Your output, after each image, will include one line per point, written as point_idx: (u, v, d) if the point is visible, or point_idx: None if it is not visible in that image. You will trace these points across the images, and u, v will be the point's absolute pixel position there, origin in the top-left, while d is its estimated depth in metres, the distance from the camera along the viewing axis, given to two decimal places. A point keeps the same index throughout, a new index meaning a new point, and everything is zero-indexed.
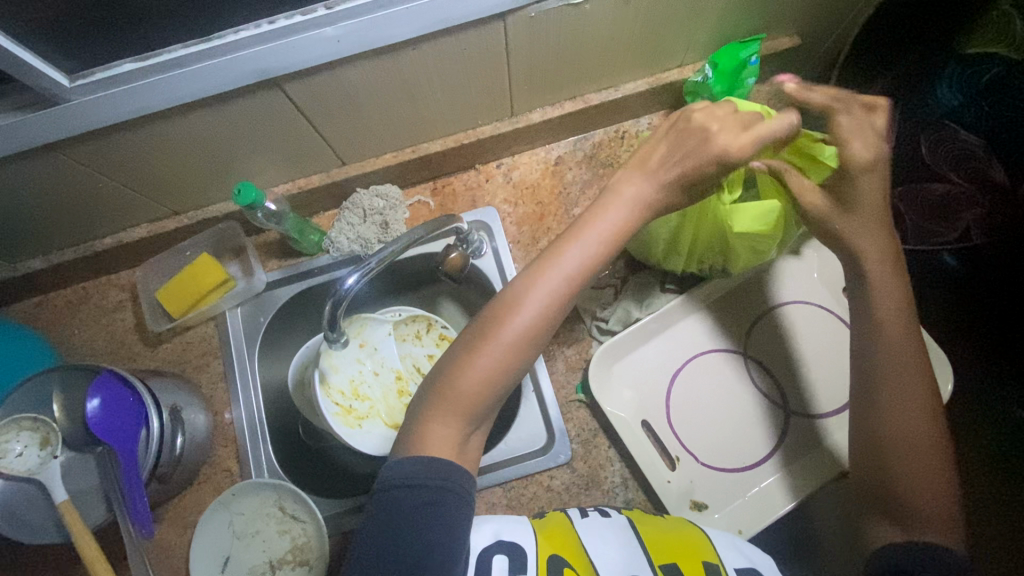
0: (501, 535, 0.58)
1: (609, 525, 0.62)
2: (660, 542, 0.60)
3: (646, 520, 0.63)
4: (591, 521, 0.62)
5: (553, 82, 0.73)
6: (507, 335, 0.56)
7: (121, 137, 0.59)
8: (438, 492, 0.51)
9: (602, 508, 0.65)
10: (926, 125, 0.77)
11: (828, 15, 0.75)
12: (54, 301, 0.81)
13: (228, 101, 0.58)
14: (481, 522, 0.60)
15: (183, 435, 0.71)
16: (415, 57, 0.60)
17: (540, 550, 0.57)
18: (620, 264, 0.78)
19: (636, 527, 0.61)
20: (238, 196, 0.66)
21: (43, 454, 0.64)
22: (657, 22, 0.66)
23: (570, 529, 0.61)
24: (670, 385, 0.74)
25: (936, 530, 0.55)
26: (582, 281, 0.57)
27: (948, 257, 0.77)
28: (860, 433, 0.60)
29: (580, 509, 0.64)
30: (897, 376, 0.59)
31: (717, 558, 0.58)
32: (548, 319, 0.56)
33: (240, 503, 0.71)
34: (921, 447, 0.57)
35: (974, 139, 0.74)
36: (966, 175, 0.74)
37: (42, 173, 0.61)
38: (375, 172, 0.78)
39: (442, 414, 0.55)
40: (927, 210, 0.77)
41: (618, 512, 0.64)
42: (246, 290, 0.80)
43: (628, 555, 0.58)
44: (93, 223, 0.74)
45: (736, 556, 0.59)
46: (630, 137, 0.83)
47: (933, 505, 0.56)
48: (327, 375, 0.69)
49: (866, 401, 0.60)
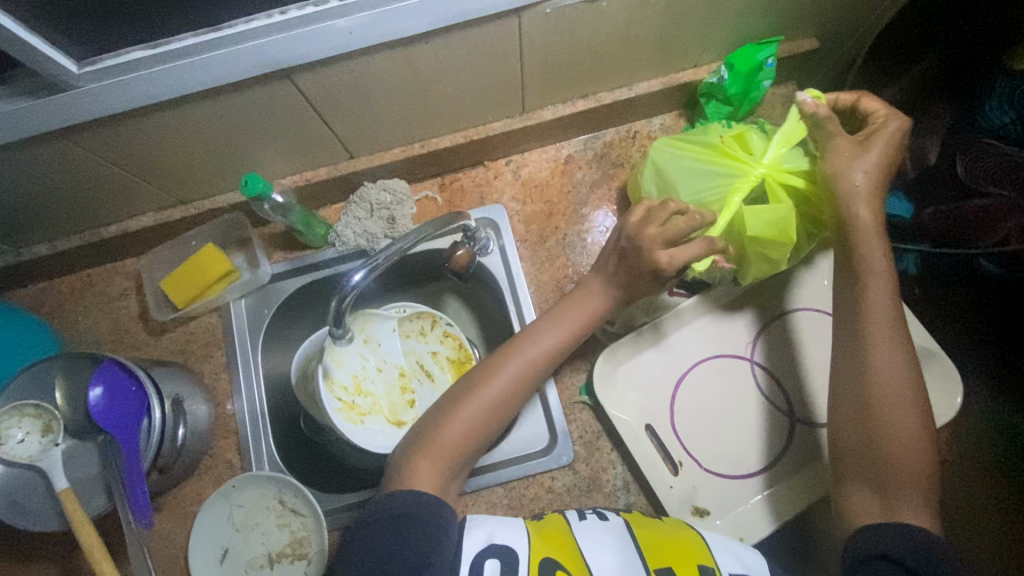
0: (494, 538, 0.57)
1: (607, 527, 0.61)
2: (655, 544, 0.59)
3: (644, 523, 0.63)
4: (588, 523, 0.62)
5: (565, 80, 0.72)
6: (487, 396, 0.61)
7: (130, 125, 0.59)
8: (391, 516, 0.54)
9: (600, 510, 0.64)
10: (961, 142, 0.70)
11: (846, 17, 0.74)
12: (59, 288, 0.81)
13: (239, 91, 0.57)
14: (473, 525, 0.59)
15: (184, 427, 0.71)
16: (427, 51, 0.59)
17: (534, 549, 0.57)
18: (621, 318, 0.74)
19: (633, 531, 0.61)
20: (244, 187, 0.65)
21: (45, 441, 0.64)
22: (673, 21, 0.65)
23: (568, 531, 0.60)
24: (676, 388, 0.74)
25: (911, 499, 0.54)
26: (552, 359, 0.63)
27: (986, 263, 0.70)
28: (848, 395, 0.59)
29: (578, 511, 0.64)
30: (885, 331, 0.58)
31: (712, 563, 0.58)
32: (517, 392, 0.62)
33: (240, 495, 0.72)
34: (901, 405, 0.57)
35: (1017, 151, 0.65)
36: (1011, 184, 0.65)
37: (49, 160, 0.61)
38: (383, 165, 0.77)
39: (430, 455, 0.59)
40: (955, 222, 0.69)
41: (615, 514, 0.64)
42: (251, 281, 0.79)
43: (622, 557, 0.58)
44: (98, 210, 0.73)
45: (731, 561, 0.59)
46: (642, 137, 0.82)
47: (909, 466, 0.55)
48: (331, 370, 0.66)
49: (851, 375, 0.59)
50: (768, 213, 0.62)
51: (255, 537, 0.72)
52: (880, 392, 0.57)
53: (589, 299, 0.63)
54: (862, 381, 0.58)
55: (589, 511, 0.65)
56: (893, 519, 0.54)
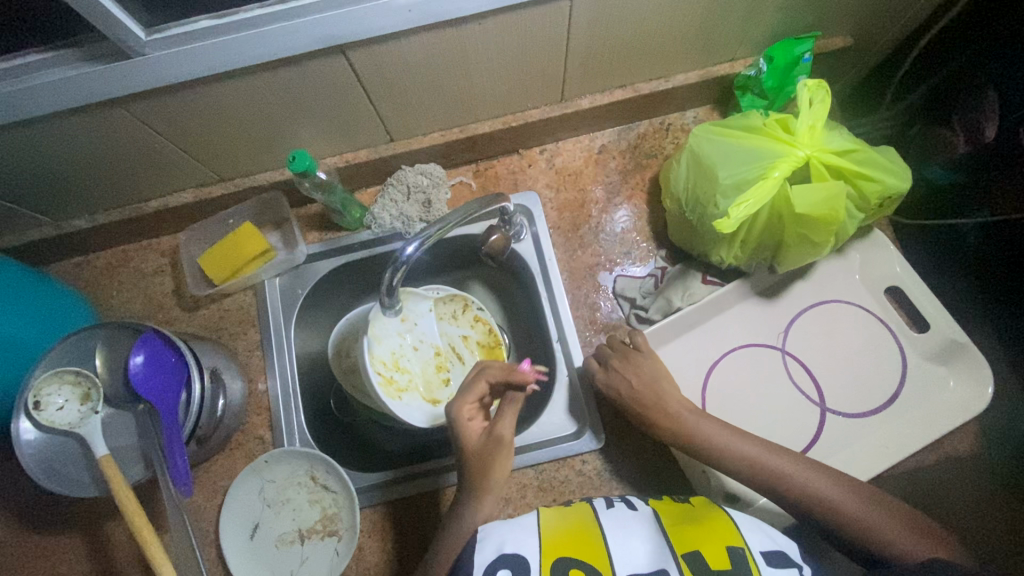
0: (504, 548, 0.58)
1: (636, 516, 0.62)
2: (684, 533, 0.59)
3: (673, 511, 0.63)
4: (616, 512, 0.63)
5: (605, 69, 0.73)
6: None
7: (186, 96, 0.59)
8: None
9: (628, 500, 0.65)
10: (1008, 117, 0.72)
11: (882, 17, 0.75)
12: (95, 263, 0.82)
13: (294, 65, 0.58)
14: (484, 537, 0.60)
15: (222, 399, 0.72)
16: (478, 32, 0.60)
17: (545, 553, 0.57)
18: (659, 303, 0.76)
19: (662, 517, 0.61)
20: (292, 162, 0.66)
21: (84, 409, 0.64)
22: (716, 14, 0.66)
23: (594, 522, 0.61)
24: (707, 376, 0.75)
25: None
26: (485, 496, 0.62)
27: None
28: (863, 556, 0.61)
29: (605, 501, 0.65)
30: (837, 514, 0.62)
31: (741, 542, 0.58)
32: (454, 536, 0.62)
33: (273, 470, 0.72)
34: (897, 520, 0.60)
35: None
36: None
37: (102, 129, 0.62)
38: (422, 150, 0.78)
39: None
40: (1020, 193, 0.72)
41: (644, 504, 0.64)
42: (286, 261, 0.80)
43: (652, 546, 0.59)
44: (141, 185, 0.75)
45: (764, 540, 0.59)
46: (676, 129, 0.83)
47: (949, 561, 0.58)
48: (373, 345, 0.67)
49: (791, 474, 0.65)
50: (819, 191, 0.61)
51: (287, 513, 0.72)
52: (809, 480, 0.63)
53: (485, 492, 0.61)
54: (801, 480, 0.63)
55: (617, 499, 0.65)
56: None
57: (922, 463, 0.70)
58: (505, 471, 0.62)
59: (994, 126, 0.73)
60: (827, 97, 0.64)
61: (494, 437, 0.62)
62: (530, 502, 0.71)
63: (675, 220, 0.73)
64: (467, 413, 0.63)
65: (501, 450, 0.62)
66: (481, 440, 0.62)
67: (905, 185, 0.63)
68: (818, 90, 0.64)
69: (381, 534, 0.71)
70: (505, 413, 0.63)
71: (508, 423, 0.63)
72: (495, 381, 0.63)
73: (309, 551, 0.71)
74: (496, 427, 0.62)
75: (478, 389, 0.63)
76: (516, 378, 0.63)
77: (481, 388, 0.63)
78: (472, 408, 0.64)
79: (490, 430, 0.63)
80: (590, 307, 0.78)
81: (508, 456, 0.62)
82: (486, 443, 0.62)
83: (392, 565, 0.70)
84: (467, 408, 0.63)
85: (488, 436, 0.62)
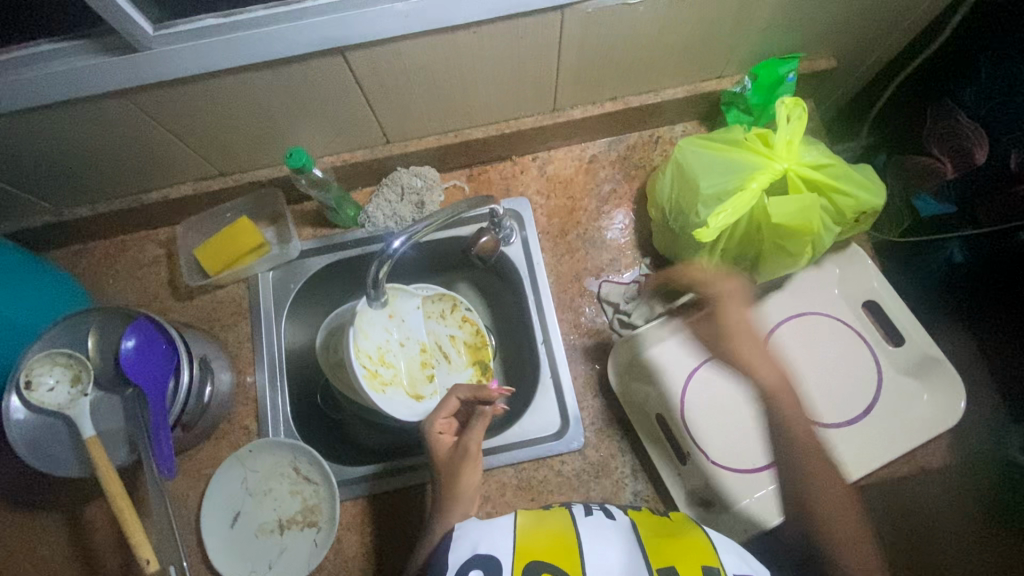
0: (479, 548, 0.57)
1: (613, 525, 0.62)
2: (659, 546, 0.59)
3: (650, 524, 0.63)
4: (594, 520, 0.62)
5: (596, 81, 0.76)
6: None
7: (189, 89, 0.61)
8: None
9: (607, 508, 0.65)
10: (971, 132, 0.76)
11: (862, 40, 0.78)
12: (93, 251, 0.84)
13: (294, 64, 0.61)
14: (461, 534, 0.60)
15: (210, 386, 0.73)
16: (473, 39, 0.63)
17: (518, 556, 0.57)
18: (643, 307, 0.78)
19: (639, 531, 0.61)
20: (289, 159, 0.68)
21: (74, 391, 0.65)
22: (703, 33, 0.69)
23: (570, 528, 0.61)
24: (686, 384, 0.76)
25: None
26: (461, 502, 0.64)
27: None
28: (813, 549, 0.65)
29: (584, 508, 0.64)
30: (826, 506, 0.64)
31: (717, 563, 0.57)
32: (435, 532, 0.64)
33: (257, 460, 0.73)
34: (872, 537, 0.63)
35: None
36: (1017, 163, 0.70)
37: (107, 119, 0.64)
38: (416, 153, 0.81)
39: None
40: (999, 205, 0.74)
41: (622, 514, 0.64)
42: (280, 255, 0.82)
43: (627, 556, 0.58)
44: (143, 176, 0.77)
45: (740, 564, 0.59)
46: (664, 142, 0.85)
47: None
48: (359, 338, 0.69)
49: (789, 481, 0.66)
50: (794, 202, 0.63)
51: (268, 502, 0.73)
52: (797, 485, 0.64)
53: (460, 497, 0.64)
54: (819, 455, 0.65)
55: (596, 508, 0.65)
56: None
57: (897, 474, 0.71)
58: (473, 481, 0.65)
59: (980, 148, 0.74)
60: (804, 114, 0.66)
61: (460, 449, 0.66)
62: (509, 500, 0.72)
63: (659, 229, 0.76)
64: (438, 427, 0.69)
65: (468, 459, 0.65)
66: (451, 452, 0.67)
67: (880, 201, 0.65)
68: (795, 110, 0.67)
69: (360, 527, 0.72)
70: (472, 427, 0.67)
71: (475, 436, 0.66)
72: (464, 399, 0.68)
73: (288, 541, 0.72)
74: (463, 440, 0.66)
75: (449, 405, 0.68)
76: (482, 395, 0.67)
77: (452, 404, 0.68)
78: (445, 424, 0.69)
79: (458, 443, 0.67)
80: (575, 311, 0.79)
81: (476, 466, 0.66)
82: (454, 454, 0.66)
83: (370, 558, 0.70)
84: (439, 423, 0.69)
85: (457, 447, 0.66)
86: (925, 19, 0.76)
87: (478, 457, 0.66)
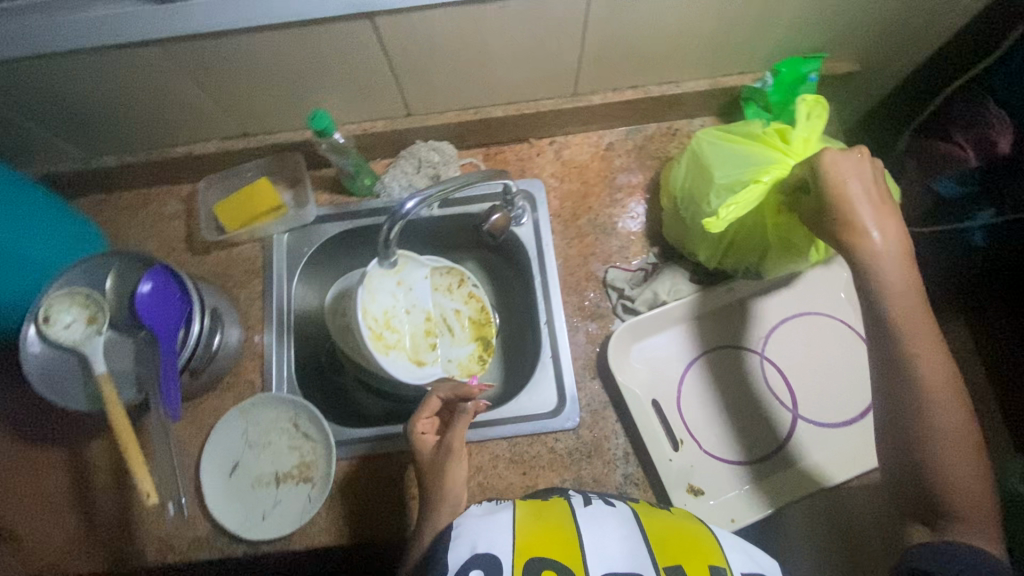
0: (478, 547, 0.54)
1: (613, 513, 0.61)
2: (662, 542, 0.57)
3: (653, 518, 0.62)
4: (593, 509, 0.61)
5: (617, 68, 0.77)
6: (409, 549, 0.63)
7: (221, 44, 0.63)
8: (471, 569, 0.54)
9: (606, 498, 0.64)
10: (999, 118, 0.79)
11: (886, 46, 0.79)
12: (116, 201, 0.86)
13: (324, 27, 0.63)
14: (459, 533, 0.57)
15: (219, 337, 0.75)
16: (499, 14, 0.64)
17: (518, 552, 0.54)
18: (647, 294, 0.78)
19: (641, 523, 0.60)
20: (312, 121, 0.70)
21: (89, 329, 0.67)
22: (727, 26, 0.70)
23: (570, 520, 0.59)
24: (683, 372, 0.77)
25: (967, 524, 0.55)
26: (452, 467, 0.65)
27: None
28: (895, 429, 0.59)
29: (582, 498, 0.63)
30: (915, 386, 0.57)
31: (723, 562, 0.57)
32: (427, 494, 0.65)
33: (258, 414, 0.75)
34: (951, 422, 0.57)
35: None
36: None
37: (141, 69, 0.66)
38: (436, 127, 0.82)
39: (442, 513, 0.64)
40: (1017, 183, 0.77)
41: (622, 504, 0.63)
42: (296, 218, 0.84)
43: (632, 548, 0.56)
44: (171, 130, 0.79)
45: (744, 559, 0.59)
46: (682, 135, 0.86)
47: (966, 481, 0.56)
48: (367, 301, 0.71)
49: (893, 412, 0.59)
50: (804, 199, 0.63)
51: (266, 456, 0.75)
52: (932, 415, 0.57)
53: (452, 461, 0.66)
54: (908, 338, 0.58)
55: (594, 497, 0.64)
56: (942, 541, 0.56)
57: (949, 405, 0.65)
58: (460, 479, 0.65)
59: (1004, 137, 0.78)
60: (824, 114, 0.67)
61: (445, 448, 0.66)
62: (500, 472, 0.73)
63: (669, 217, 0.77)
64: (421, 427, 0.68)
65: (452, 459, 0.66)
66: (433, 452, 0.67)
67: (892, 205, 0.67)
68: (815, 109, 0.67)
69: (352, 486, 0.73)
70: (455, 426, 0.66)
71: (457, 435, 0.66)
72: (446, 398, 0.69)
73: (282, 494, 0.73)
74: (446, 439, 0.67)
75: (431, 404, 0.68)
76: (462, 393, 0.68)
77: (434, 404, 0.68)
78: (428, 423, 0.69)
79: (442, 442, 0.67)
80: (580, 294, 0.80)
81: (461, 464, 0.66)
82: (438, 454, 0.66)
83: (360, 517, 0.72)
84: (422, 423, 0.68)
85: (441, 447, 0.67)
86: (952, 27, 0.76)
87: (461, 454, 0.66)
